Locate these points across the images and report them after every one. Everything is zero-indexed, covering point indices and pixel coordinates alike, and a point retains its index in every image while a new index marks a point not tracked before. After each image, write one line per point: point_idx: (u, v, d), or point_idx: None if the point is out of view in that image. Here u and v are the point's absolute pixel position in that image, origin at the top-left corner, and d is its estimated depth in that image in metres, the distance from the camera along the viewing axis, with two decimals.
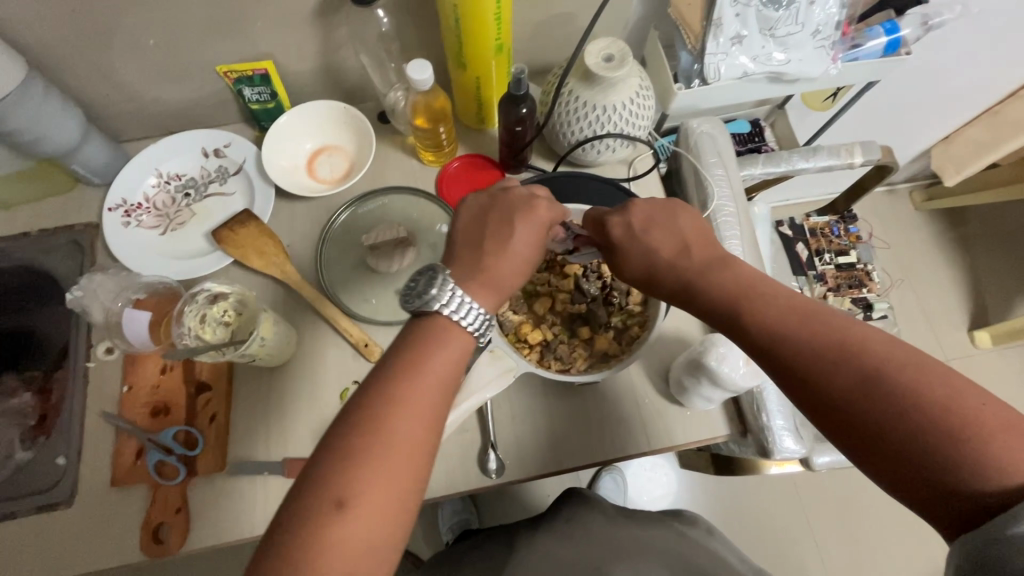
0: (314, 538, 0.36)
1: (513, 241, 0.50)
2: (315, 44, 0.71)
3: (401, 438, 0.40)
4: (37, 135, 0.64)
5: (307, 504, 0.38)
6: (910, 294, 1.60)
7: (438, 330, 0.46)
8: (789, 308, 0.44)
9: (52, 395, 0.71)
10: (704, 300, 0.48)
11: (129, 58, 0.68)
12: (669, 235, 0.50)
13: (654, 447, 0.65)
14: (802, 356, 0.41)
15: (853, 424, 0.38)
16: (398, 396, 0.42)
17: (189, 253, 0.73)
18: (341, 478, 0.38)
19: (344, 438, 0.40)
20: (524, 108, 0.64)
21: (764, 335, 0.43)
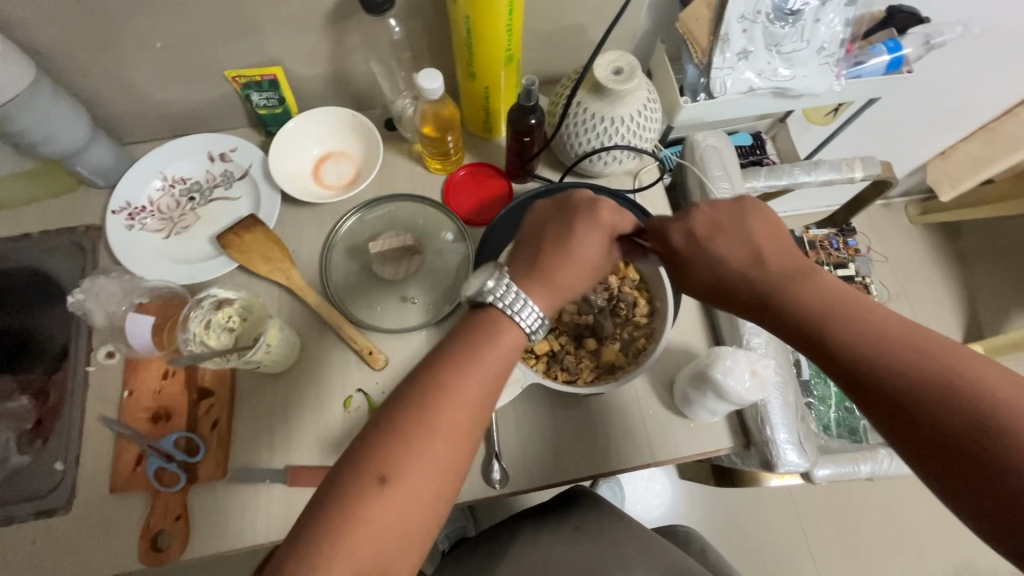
0: (352, 511, 0.38)
1: (582, 248, 0.50)
2: (325, 51, 0.71)
3: (442, 430, 0.42)
4: (44, 136, 0.64)
5: (352, 479, 0.40)
6: (906, 307, 1.61)
7: (491, 326, 0.47)
8: (879, 327, 0.41)
9: (50, 397, 0.71)
10: (781, 315, 0.45)
11: (138, 61, 0.68)
12: (740, 244, 0.47)
13: (658, 458, 0.65)
14: (899, 381, 0.39)
15: (950, 453, 0.36)
16: (449, 382, 0.44)
17: (194, 257, 0.72)
18: (384, 453, 0.40)
19: (389, 417, 0.42)
20: (533, 118, 0.65)
21: (850, 354, 0.41)
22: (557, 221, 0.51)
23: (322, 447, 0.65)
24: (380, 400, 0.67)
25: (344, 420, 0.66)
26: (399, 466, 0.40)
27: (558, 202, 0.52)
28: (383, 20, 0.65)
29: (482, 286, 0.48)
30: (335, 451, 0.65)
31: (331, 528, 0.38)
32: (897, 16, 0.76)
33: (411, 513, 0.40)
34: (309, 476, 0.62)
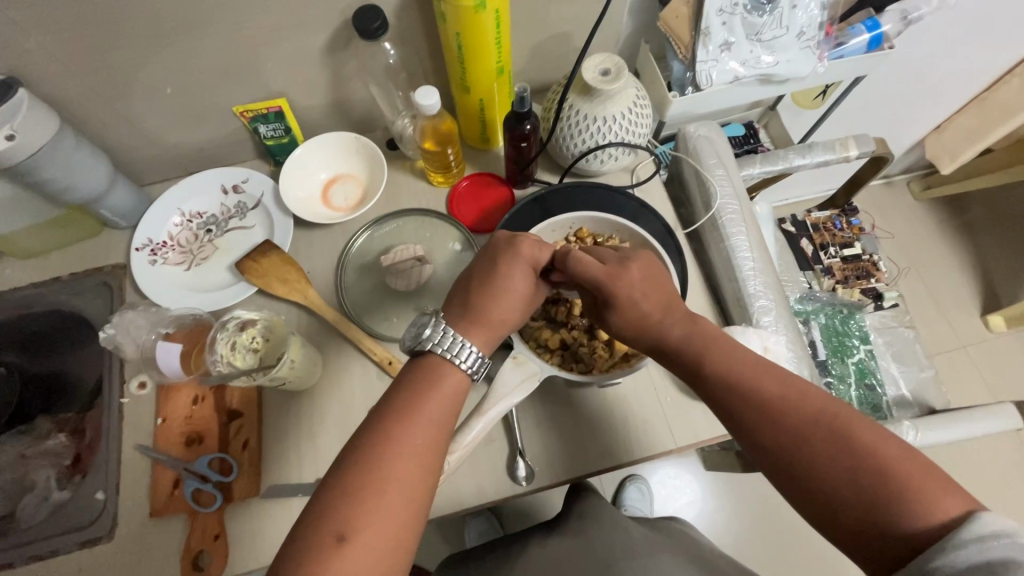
0: (314, 568, 0.39)
1: (506, 288, 0.55)
2: (324, 80, 0.75)
3: (390, 481, 0.44)
4: (69, 182, 0.68)
5: (310, 539, 0.41)
6: (919, 283, 1.60)
7: (435, 372, 0.51)
8: (741, 365, 0.50)
9: (86, 434, 0.74)
10: (669, 351, 0.54)
11: (152, 105, 0.72)
12: (652, 292, 0.55)
13: (678, 443, 0.66)
14: (754, 407, 0.48)
15: (791, 469, 0.45)
16: (393, 436, 0.46)
17: (214, 286, 0.75)
18: (341, 515, 0.42)
19: (342, 476, 0.44)
20: (528, 124, 0.68)
21: (720, 382, 0.50)
22: (487, 259, 0.57)
23: None
24: None
25: None
26: (354, 524, 0.42)
27: (495, 243, 0.57)
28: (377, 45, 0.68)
29: (421, 335, 0.53)
30: None
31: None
32: None
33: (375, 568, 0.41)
34: None
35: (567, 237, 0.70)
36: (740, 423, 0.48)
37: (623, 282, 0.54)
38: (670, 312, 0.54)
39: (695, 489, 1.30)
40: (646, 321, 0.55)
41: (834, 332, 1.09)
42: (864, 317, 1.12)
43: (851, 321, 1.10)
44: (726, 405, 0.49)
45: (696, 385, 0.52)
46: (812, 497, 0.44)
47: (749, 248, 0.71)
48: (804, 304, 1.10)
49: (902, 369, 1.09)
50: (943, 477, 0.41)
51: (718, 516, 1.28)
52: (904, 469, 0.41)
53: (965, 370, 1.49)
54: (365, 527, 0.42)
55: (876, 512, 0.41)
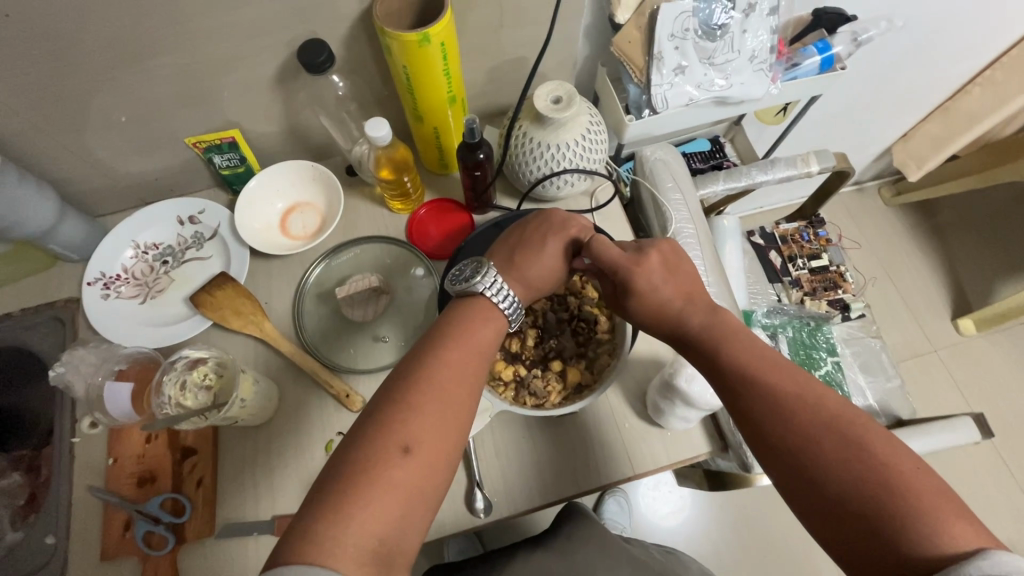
0: (383, 472, 0.42)
1: (546, 253, 0.58)
2: (278, 109, 0.74)
3: (449, 393, 0.48)
4: (15, 219, 0.67)
5: (375, 448, 0.43)
6: (891, 288, 1.62)
7: (481, 311, 0.55)
8: (758, 356, 0.50)
9: (40, 475, 0.72)
10: (683, 338, 0.54)
11: (101, 137, 0.71)
12: (674, 283, 0.55)
13: (637, 471, 0.66)
14: (766, 397, 0.47)
15: (795, 464, 0.44)
16: (450, 356, 0.50)
17: (169, 319, 0.74)
18: (406, 425, 0.44)
19: (402, 394, 0.46)
20: (481, 153, 0.68)
21: (733, 369, 0.50)
22: (534, 226, 0.61)
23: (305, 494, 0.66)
24: None
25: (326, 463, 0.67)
26: (414, 436, 0.44)
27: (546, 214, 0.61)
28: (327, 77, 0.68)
29: (470, 281, 0.56)
30: None
31: (359, 493, 0.41)
32: (824, 17, 0.80)
33: (431, 478, 0.44)
34: None
35: None
36: (750, 415, 0.48)
37: (642, 271, 0.55)
38: (690, 302, 0.54)
39: (671, 501, 1.30)
40: (662, 310, 0.55)
41: (803, 344, 1.08)
42: (832, 328, 1.12)
43: (819, 333, 1.10)
44: (739, 395, 0.49)
45: (710, 374, 0.52)
46: (816, 497, 0.43)
47: (704, 271, 0.72)
48: (771, 318, 1.09)
49: (869, 379, 1.10)
50: (958, 499, 0.40)
51: (695, 526, 1.28)
52: (921, 487, 0.40)
53: (938, 374, 1.51)
54: (428, 435, 0.45)
55: (884, 523, 0.39)
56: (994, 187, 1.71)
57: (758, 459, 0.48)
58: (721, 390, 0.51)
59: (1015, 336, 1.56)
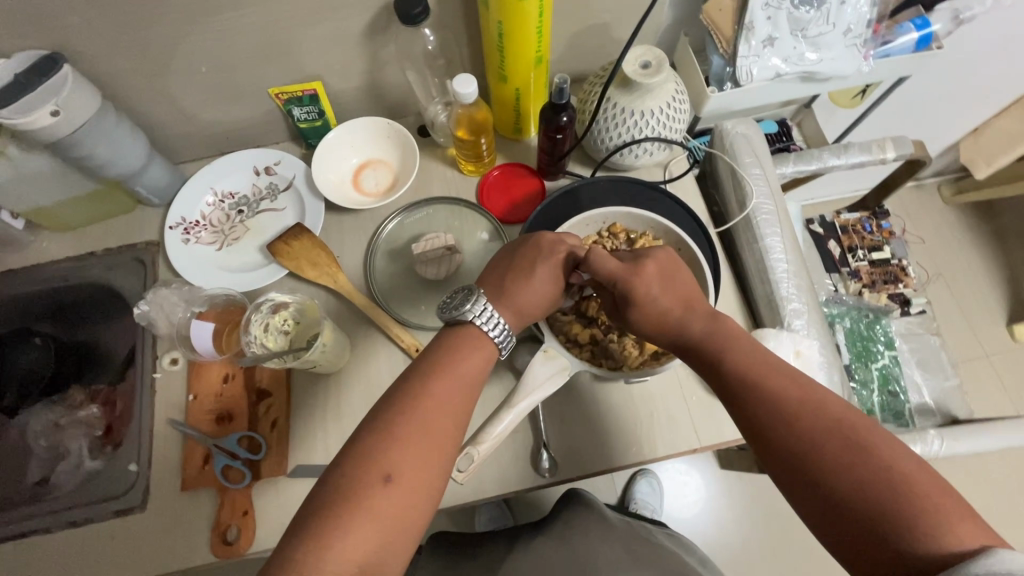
0: (360, 502, 0.42)
1: (537, 280, 0.56)
2: (360, 64, 0.74)
3: (431, 423, 0.47)
4: (108, 159, 0.68)
5: (356, 474, 0.43)
6: (945, 290, 1.57)
7: (468, 340, 0.53)
8: (758, 362, 0.50)
9: (117, 404, 0.79)
10: (683, 344, 0.54)
11: (188, 83, 0.72)
12: (672, 291, 0.54)
13: (702, 443, 0.66)
14: (768, 404, 0.47)
15: (798, 471, 0.44)
16: (438, 385, 0.49)
17: (246, 266, 0.76)
18: (388, 455, 0.44)
19: (387, 421, 0.46)
20: (565, 116, 0.67)
21: (735, 376, 0.49)
22: (523, 252, 0.58)
23: None
24: None
25: None
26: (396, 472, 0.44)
27: (544, 235, 0.58)
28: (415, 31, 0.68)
29: (460, 308, 0.54)
30: None
31: (349, 521, 0.41)
32: None
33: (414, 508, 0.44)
34: None
35: (600, 231, 0.68)
36: (752, 424, 0.47)
37: (640, 278, 0.53)
38: (690, 309, 0.54)
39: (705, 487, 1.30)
40: (666, 318, 0.54)
41: (860, 337, 1.08)
42: (889, 322, 1.10)
43: (878, 326, 1.09)
44: (738, 402, 0.48)
45: (714, 383, 0.51)
46: (816, 500, 0.42)
47: (782, 249, 0.70)
48: (828, 308, 1.09)
49: (925, 377, 1.08)
50: (960, 500, 0.39)
51: (725, 514, 1.28)
52: (922, 486, 0.39)
53: (987, 381, 1.47)
54: (408, 466, 0.45)
55: (888, 527, 0.39)
56: None
57: (763, 467, 0.47)
58: (724, 399, 0.51)
59: None
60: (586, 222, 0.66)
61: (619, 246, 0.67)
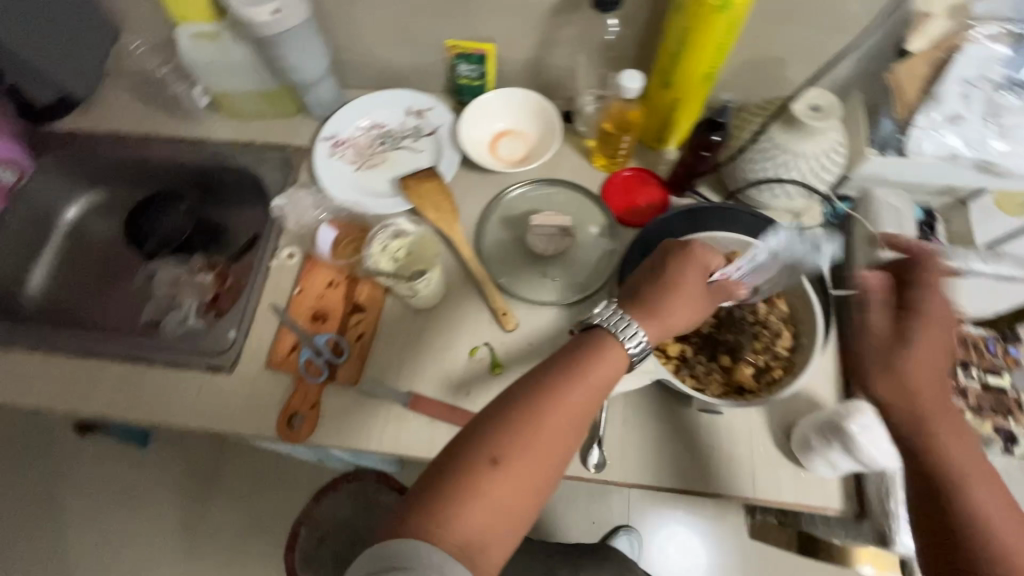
0: (471, 485, 0.43)
1: (682, 292, 0.52)
2: (534, 38, 0.77)
3: (552, 421, 0.46)
4: (296, 65, 0.76)
5: (469, 458, 0.44)
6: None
7: (601, 349, 0.50)
8: (980, 475, 0.47)
9: (229, 278, 0.90)
10: (904, 427, 0.49)
11: (380, 17, 0.78)
12: (930, 368, 0.48)
13: (756, 495, 0.64)
14: (971, 517, 0.47)
15: None
16: (566, 382, 0.47)
17: (374, 192, 0.82)
18: (503, 447, 0.44)
19: (509, 409, 0.46)
20: (716, 135, 0.67)
21: (951, 479, 0.47)
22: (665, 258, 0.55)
23: (442, 384, 0.71)
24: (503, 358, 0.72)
25: (467, 365, 0.72)
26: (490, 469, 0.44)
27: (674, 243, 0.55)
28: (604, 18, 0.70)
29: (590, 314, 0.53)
30: (452, 392, 0.71)
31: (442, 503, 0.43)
32: None
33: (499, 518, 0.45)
34: (427, 404, 0.68)
35: None
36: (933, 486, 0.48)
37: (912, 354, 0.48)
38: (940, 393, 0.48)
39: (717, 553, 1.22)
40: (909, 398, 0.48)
41: None
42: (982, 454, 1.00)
43: None
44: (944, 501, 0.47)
45: (920, 473, 0.49)
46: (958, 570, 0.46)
47: None
48: None
49: None
50: None
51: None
52: None
53: None
54: (521, 460, 0.44)
55: None
56: None
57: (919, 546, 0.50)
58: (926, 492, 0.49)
59: None
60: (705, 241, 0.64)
61: None
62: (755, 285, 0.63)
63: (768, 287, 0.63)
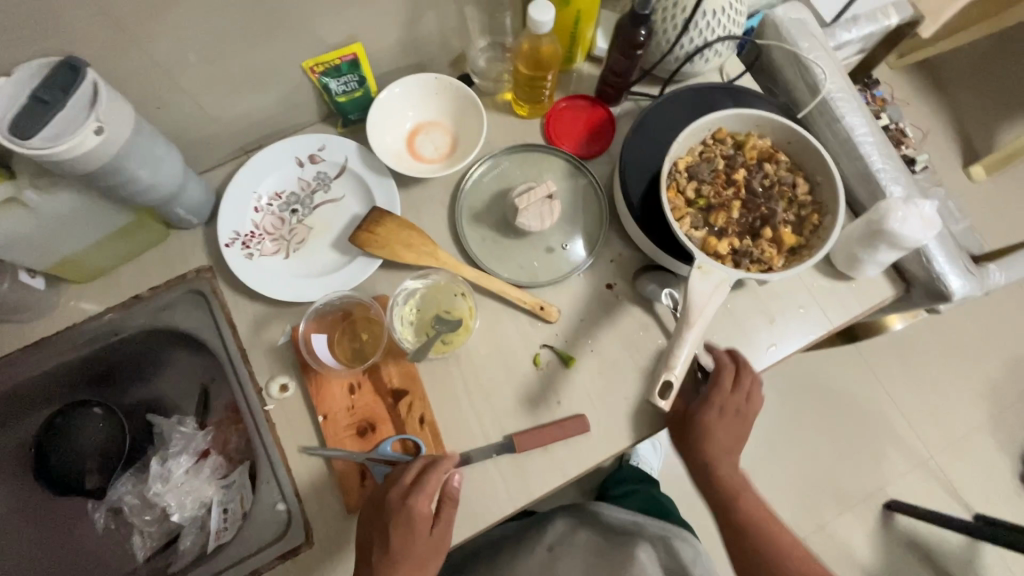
0: (399, 539, 0.54)
1: (413, 553, 0.54)
2: (399, 16, 0.65)
3: (426, 559, 0.55)
4: (147, 183, 0.58)
5: (384, 532, 0.55)
6: (944, 141, 1.56)
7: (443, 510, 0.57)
8: None
9: (214, 449, 0.72)
10: None
11: (208, 75, 0.60)
12: None
13: (833, 323, 0.69)
14: None
15: None
16: (409, 553, 0.54)
17: (325, 268, 0.69)
18: (406, 551, 0.54)
19: (411, 551, 0.54)
20: (643, 30, 0.63)
21: None
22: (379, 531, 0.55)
23: (530, 410, 0.65)
24: (567, 349, 0.67)
25: (539, 377, 0.66)
26: (412, 508, 0.54)
27: (393, 500, 0.55)
28: None
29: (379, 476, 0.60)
30: (545, 410, 0.65)
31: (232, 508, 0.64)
32: None
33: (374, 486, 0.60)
34: (534, 438, 0.62)
35: (706, 140, 0.65)
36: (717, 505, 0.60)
37: None
38: None
39: None
40: None
41: None
42: None
43: None
44: None
45: None
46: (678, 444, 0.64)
47: (864, 126, 0.72)
48: None
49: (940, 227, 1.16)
50: None
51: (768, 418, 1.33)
52: None
53: (990, 208, 1.51)
54: (410, 556, 0.54)
55: None
56: (1014, 29, 1.64)
57: None
58: None
59: None
60: (693, 134, 0.63)
61: (729, 152, 0.65)
62: (754, 151, 0.64)
63: (764, 147, 0.64)
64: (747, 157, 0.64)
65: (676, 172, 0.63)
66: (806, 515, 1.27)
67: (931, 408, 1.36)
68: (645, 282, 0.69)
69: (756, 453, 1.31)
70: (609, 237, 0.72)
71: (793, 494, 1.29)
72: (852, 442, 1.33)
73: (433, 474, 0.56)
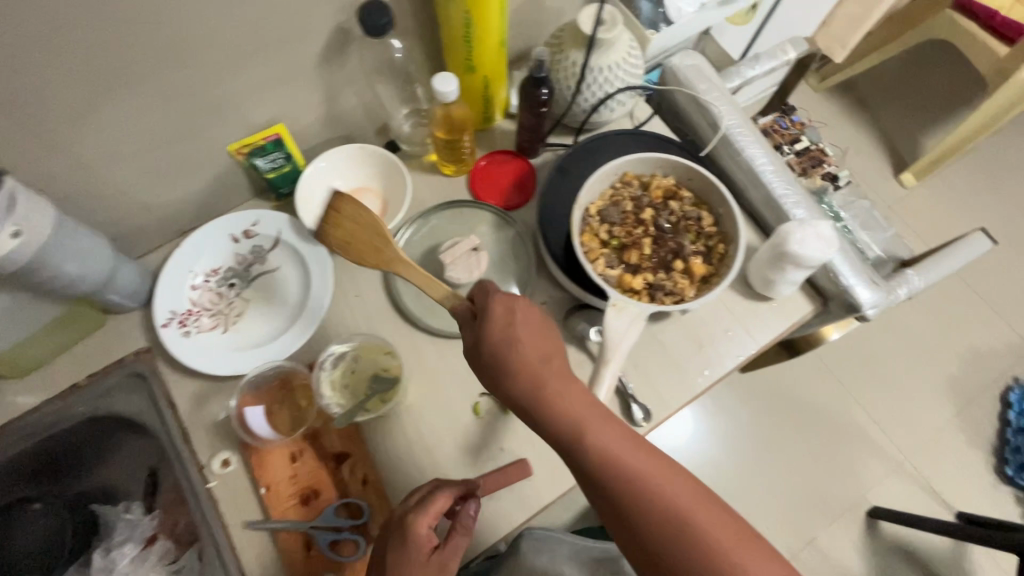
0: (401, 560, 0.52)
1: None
2: (318, 96, 0.69)
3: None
4: (76, 275, 0.59)
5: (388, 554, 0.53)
6: (871, 153, 1.66)
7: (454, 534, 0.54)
8: None
9: (162, 531, 0.73)
10: None
11: (135, 167, 0.63)
12: None
13: (758, 342, 0.72)
14: None
15: None
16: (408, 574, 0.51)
17: (263, 337, 0.71)
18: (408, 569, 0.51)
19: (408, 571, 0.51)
20: (544, 89, 0.69)
21: None
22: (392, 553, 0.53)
23: (474, 459, 0.66)
24: None
25: (481, 426, 0.67)
26: (411, 528, 0.52)
27: (396, 518, 0.54)
28: (389, 42, 0.66)
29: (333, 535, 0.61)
30: (489, 458, 0.66)
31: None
32: None
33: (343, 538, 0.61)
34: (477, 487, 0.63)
35: (614, 184, 0.69)
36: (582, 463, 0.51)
37: None
38: None
39: (698, 437, 1.34)
40: None
41: None
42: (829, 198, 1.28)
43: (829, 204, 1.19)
44: None
45: None
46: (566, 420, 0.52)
47: (764, 156, 0.78)
48: None
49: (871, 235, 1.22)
50: None
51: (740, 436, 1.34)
52: None
53: (923, 211, 1.59)
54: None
55: None
56: (920, 47, 1.78)
57: None
58: None
59: (959, 171, 1.64)
60: (600, 180, 0.68)
61: (637, 193, 0.69)
62: (659, 190, 0.68)
63: (668, 185, 0.69)
64: (653, 195, 0.68)
65: (588, 216, 0.67)
66: (786, 530, 1.27)
67: (896, 408, 1.39)
68: (576, 321, 0.71)
69: (732, 472, 1.32)
70: (540, 280, 0.75)
71: (773, 510, 1.29)
72: (823, 451, 1.34)
73: (440, 490, 0.54)
